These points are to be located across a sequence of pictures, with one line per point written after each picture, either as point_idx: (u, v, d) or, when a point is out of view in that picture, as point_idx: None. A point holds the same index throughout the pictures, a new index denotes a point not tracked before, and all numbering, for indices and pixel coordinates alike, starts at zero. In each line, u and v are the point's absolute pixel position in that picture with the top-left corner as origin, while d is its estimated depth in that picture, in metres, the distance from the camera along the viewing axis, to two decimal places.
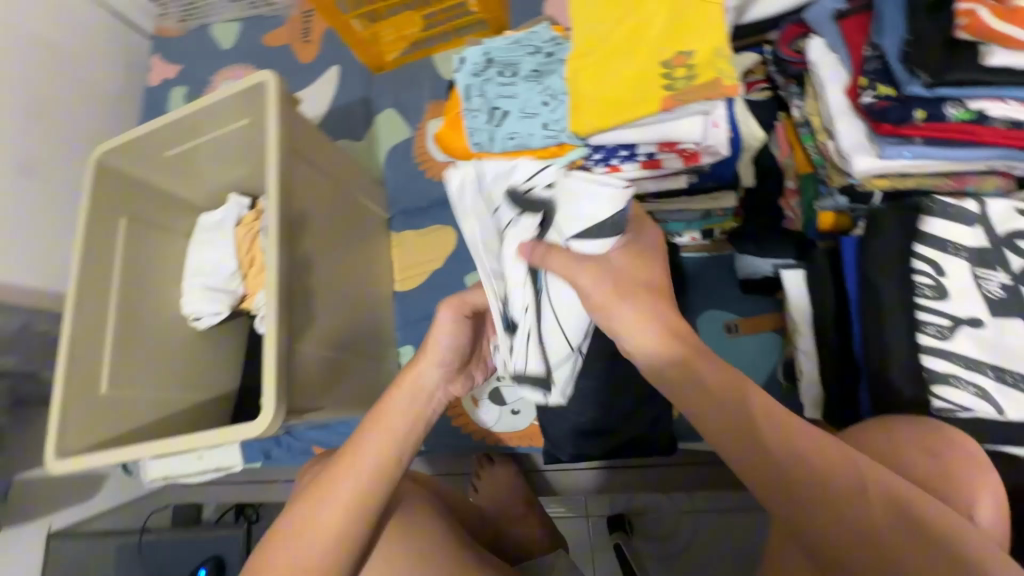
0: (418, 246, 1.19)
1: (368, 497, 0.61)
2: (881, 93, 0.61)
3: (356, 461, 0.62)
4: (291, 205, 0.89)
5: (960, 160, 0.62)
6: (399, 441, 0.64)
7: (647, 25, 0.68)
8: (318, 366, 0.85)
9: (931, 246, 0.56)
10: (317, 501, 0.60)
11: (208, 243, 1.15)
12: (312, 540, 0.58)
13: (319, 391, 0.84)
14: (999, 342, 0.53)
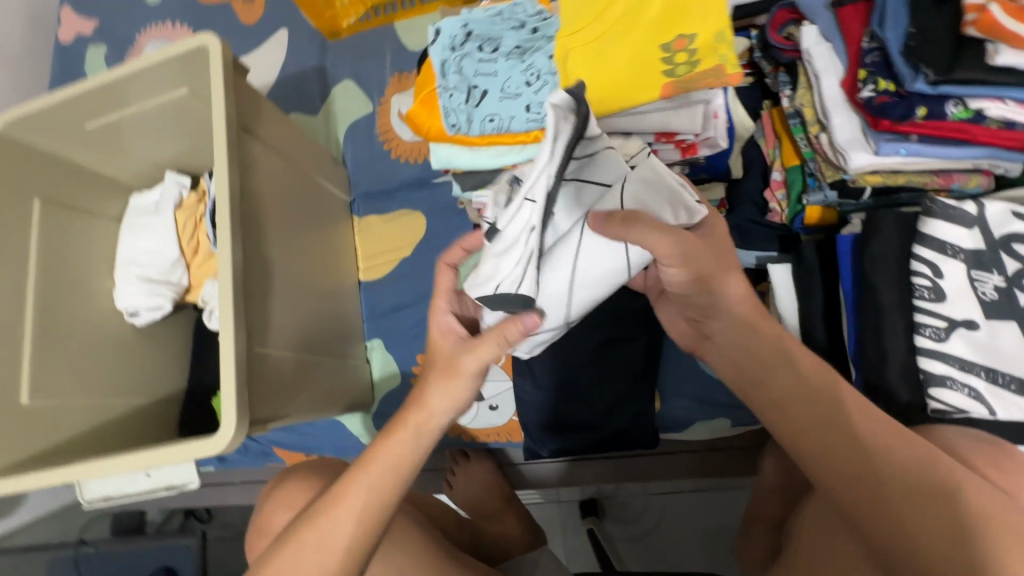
0: (384, 232, 1.11)
1: (358, 545, 0.59)
2: (881, 87, 0.60)
3: (344, 508, 0.60)
4: (245, 191, 0.79)
5: (951, 159, 0.61)
6: (392, 484, 0.62)
7: (645, 5, 0.63)
8: (281, 371, 0.77)
9: (930, 247, 0.55)
10: (306, 550, 0.59)
11: (145, 228, 1.03)
12: (308, 559, 0.58)
13: (284, 397, 0.77)
14: (992, 344, 0.53)
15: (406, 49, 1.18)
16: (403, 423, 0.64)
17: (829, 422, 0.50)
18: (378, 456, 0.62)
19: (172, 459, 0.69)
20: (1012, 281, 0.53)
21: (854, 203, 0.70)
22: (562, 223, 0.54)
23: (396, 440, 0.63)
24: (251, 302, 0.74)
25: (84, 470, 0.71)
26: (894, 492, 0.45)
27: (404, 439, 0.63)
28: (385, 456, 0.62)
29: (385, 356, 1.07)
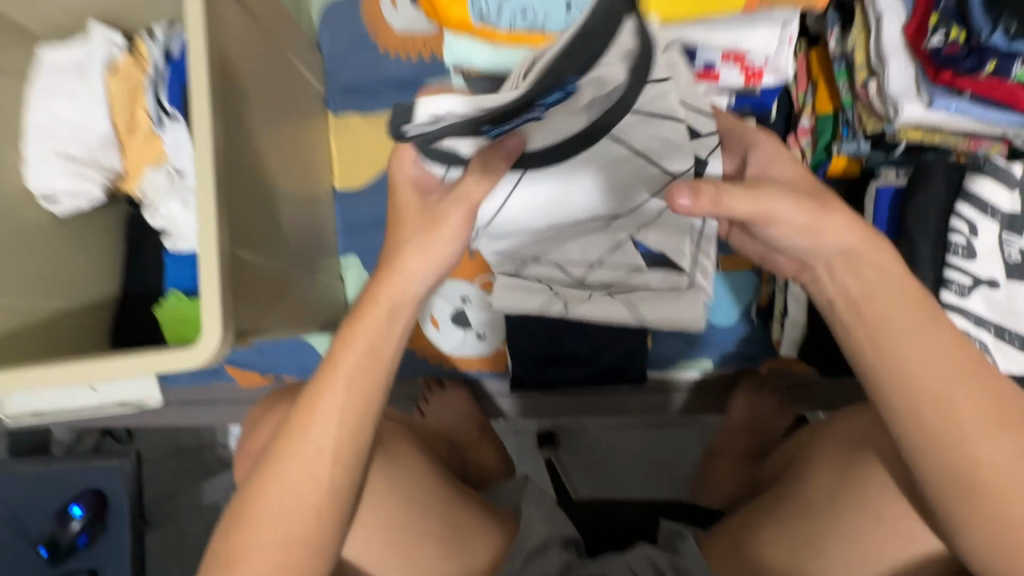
0: (365, 135, 0.98)
1: (350, 452, 0.53)
2: (951, 36, 0.58)
3: (326, 413, 0.52)
4: (219, 55, 0.64)
5: (993, 123, 0.62)
6: (373, 379, 0.54)
7: None
8: (262, 278, 0.67)
9: (974, 206, 0.56)
10: (292, 470, 0.52)
11: (65, 93, 0.82)
12: (288, 471, 0.52)
13: (266, 310, 0.68)
14: (1007, 303, 0.57)
15: None
16: (371, 306, 0.56)
17: (895, 344, 0.50)
18: (352, 351, 0.54)
19: (130, 372, 0.58)
20: None
21: (884, 157, 0.70)
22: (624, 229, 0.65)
23: (367, 325, 0.55)
24: (230, 196, 0.63)
25: (7, 380, 0.59)
26: (956, 419, 0.47)
27: (373, 321, 0.55)
28: (356, 350, 0.54)
29: (361, 274, 0.98)
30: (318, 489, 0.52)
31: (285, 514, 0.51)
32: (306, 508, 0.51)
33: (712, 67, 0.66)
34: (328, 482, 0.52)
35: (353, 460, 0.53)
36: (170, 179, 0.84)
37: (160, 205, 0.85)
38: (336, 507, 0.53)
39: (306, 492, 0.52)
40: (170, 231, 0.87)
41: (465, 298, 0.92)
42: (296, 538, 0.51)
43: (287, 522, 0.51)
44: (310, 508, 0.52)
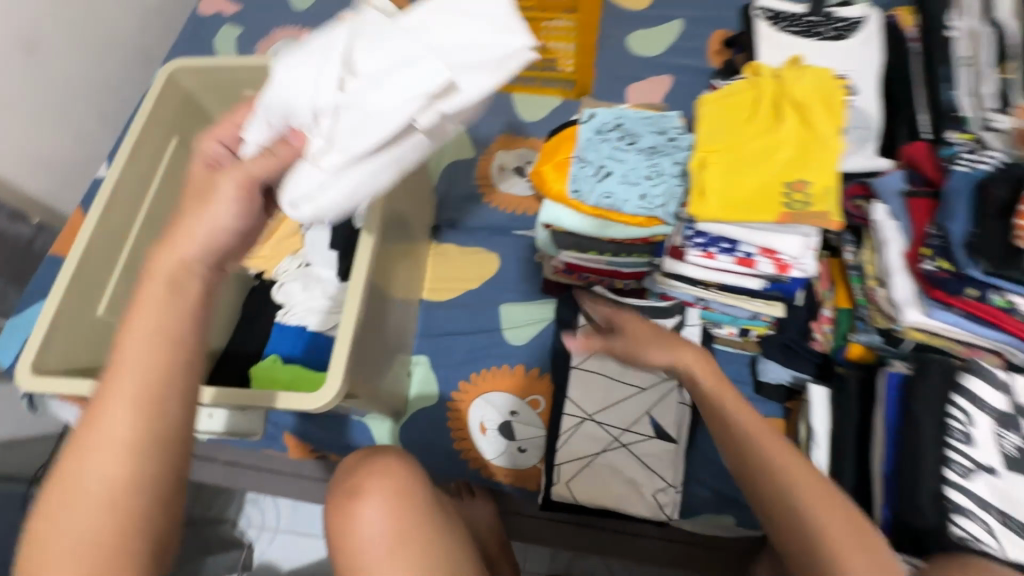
0: (456, 261, 1.20)
1: (143, 429, 0.44)
2: (940, 264, 0.75)
3: (135, 359, 0.45)
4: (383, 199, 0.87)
5: (980, 335, 0.75)
6: (168, 330, 0.47)
7: (741, 145, 0.78)
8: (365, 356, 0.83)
9: (966, 398, 0.67)
10: (86, 456, 0.43)
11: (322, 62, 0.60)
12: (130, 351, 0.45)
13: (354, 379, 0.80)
14: (1008, 492, 0.64)
15: (520, 118, 1.34)
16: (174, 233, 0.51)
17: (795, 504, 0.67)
18: (157, 270, 0.48)
19: (242, 404, 0.72)
20: None
21: (893, 350, 0.83)
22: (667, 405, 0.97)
23: (184, 248, 0.49)
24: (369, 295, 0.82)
25: None
26: None
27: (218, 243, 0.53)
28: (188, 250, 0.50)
29: (427, 372, 1.10)
30: (129, 451, 0.43)
31: (82, 505, 0.43)
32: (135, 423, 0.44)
33: (750, 257, 0.81)
34: (142, 455, 0.44)
35: (150, 379, 0.45)
36: (298, 266, 1.10)
37: (286, 284, 1.09)
38: (160, 494, 0.44)
39: (105, 487, 0.43)
40: (284, 306, 1.09)
41: (515, 409, 1.04)
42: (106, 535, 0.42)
43: (86, 524, 0.42)
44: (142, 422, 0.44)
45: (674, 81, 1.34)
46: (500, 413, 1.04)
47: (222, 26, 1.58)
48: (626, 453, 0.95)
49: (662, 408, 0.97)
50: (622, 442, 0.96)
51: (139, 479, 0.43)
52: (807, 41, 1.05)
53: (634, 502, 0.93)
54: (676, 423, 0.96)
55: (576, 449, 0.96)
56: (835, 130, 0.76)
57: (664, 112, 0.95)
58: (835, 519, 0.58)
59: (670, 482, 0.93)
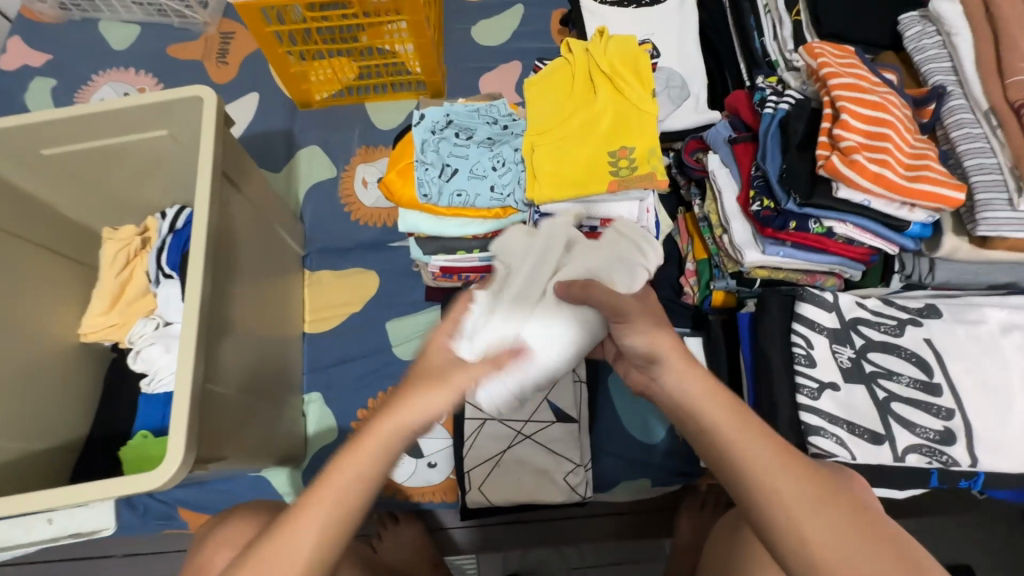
0: (334, 286, 1.15)
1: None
2: (765, 204, 0.79)
3: (314, 516, 0.51)
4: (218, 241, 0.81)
5: (811, 261, 0.81)
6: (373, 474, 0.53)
7: (565, 123, 0.79)
8: (228, 409, 0.77)
9: (803, 324, 0.71)
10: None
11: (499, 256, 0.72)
12: (343, 472, 0.53)
13: (218, 438, 0.74)
14: (853, 403, 0.68)
15: (376, 127, 1.30)
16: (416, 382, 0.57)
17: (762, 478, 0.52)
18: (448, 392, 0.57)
19: (81, 500, 0.63)
20: (860, 353, 0.69)
21: (749, 290, 0.87)
22: (563, 385, 0.96)
23: (410, 416, 0.55)
24: (209, 346, 0.74)
25: None
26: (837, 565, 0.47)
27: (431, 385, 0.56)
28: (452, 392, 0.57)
29: (322, 409, 1.05)
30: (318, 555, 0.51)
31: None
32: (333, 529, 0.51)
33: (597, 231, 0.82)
34: None
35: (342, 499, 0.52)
36: (156, 327, 1.00)
37: (143, 348, 0.98)
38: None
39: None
40: (147, 375, 0.99)
41: None
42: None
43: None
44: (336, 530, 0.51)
45: (523, 66, 1.35)
46: None
47: (33, 80, 1.42)
48: (531, 443, 0.94)
49: (559, 390, 0.96)
50: (526, 434, 0.94)
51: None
52: (627, 8, 1.08)
53: (548, 489, 0.93)
54: (576, 400, 0.96)
55: (483, 451, 0.94)
56: (648, 94, 0.79)
57: (491, 102, 0.96)
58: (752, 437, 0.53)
59: (579, 462, 0.93)
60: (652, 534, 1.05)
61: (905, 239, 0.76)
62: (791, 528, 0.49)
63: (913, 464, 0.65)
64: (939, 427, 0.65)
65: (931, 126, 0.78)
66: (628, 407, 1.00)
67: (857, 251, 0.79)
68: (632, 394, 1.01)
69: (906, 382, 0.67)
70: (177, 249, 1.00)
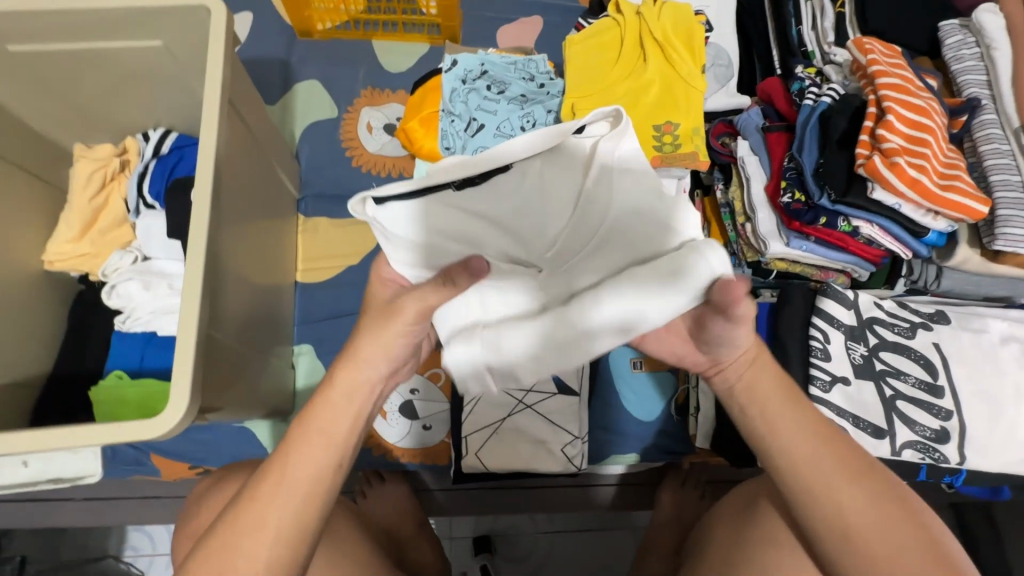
0: (330, 235, 1.08)
1: (301, 524, 0.53)
2: (796, 197, 0.79)
3: (261, 537, 0.51)
4: (223, 173, 0.74)
5: (830, 258, 0.83)
6: (331, 429, 0.55)
7: (610, 90, 0.76)
8: (227, 356, 0.72)
9: (823, 319, 0.72)
10: (228, 556, 0.51)
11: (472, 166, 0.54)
12: (280, 492, 0.53)
13: (216, 386, 0.69)
14: (860, 398, 0.70)
15: (384, 69, 1.21)
16: (331, 394, 0.56)
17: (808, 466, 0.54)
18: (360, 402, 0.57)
19: (74, 445, 0.58)
20: (872, 351, 0.72)
21: (763, 280, 0.89)
22: None
23: (361, 371, 0.56)
24: (212, 289, 0.69)
25: None
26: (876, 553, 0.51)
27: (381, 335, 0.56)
28: (336, 407, 0.56)
29: (313, 363, 1.01)
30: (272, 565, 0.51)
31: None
32: (284, 540, 0.52)
33: None
34: None
35: (290, 512, 0.52)
36: (133, 262, 0.92)
37: (119, 284, 0.90)
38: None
39: None
40: (123, 312, 0.91)
41: (413, 386, 0.98)
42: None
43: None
44: (287, 541, 0.52)
45: (545, 22, 1.28)
46: (398, 393, 0.98)
47: None
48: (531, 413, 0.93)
49: None
50: (527, 403, 0.94)
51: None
52: None
53: (544, 459, 0.93)
54: (578, 374, 0.96)
55: (482, 417, 0.93)
56: (698, 70, 0.76)
57: (531, 56, 0.90)
58: (798, 427, 0.54)
59: (577, 434, 0.94)
60: (633, 506, 1.08)
61: (920, 245, 0.79)
62: (827, 502, 0.53)
63: (907, 458, 0.69)
64: (936, 426, 0.69)
65: (960, 136, 0.79)
66: (626, 383, 1.01)
67: (874, 255, 0.82)
68: (630, 371, 1.01)
69: (912, 382, 0.71)
70: (161, 178, 0.92)
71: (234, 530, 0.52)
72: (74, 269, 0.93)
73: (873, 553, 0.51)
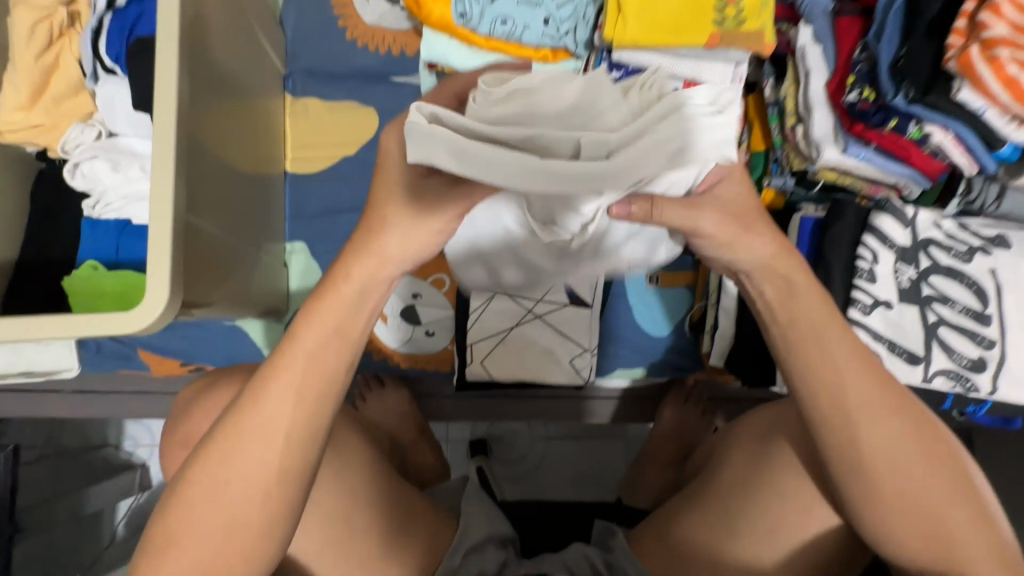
0: (322, 120, 0.96)
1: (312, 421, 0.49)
2: (864, 94, 0.69)
3: (269, 436, 0.48)
4: (193, 26, 0.61)
5: (885, 171, 0.74)
6: (350, 326, 0.51)
7: None
8: (212, 247, 0.64)
9: (876, 236, 0.66)
10: (235, 453, 0.48)
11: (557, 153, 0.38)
12: (288, 392, 0.48)
13: (202, 279, 0.62)
14: (900, 323, 0.66)
15: None
16: (340, 289, 0.50)
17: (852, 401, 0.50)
18: (372, 298, 0.51)
19: (44, 336, 0.52)
20: (922, 275, 0.66)
21: (804, 193, 0.81)
22: None
23: (377, 265, 0.51)
24: (189, 168, 0.59)
25: None
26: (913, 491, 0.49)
27: (410, 216, 0.49)
28: (343, 302, 0.50)
29: (307, 262, 0.94)
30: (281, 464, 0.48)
31: (237, 487, 0.47)
32: (293, 440, 0.48)
33: None
34: (263, 509, 0.48)
35: (300, 412, 0.49)
36: (97, 138, 0.80)
37: (83, 162, 0.79)
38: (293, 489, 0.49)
39: (252, 493, 0.47)
40: (91, 194, 0.81)
41: (416, 292, 0.92)
42: (255, 515, 0.47)
43: (238, 507, 0.47)
44: (296, 442, 0.48)
45: None
46: (399, 298, 0.92)
47: None
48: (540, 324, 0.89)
49: None
50: (536, 314, 0.89)
51: (277, 489, 0.48)
52: None
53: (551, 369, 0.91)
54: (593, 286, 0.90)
55: (489, 326, 0.88)
56: None
57: None
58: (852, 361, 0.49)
59: (587, 347, 0.90)
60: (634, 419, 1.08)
61: (990, 161, 0.69)
62: (865, 428, 0.50)
63: (937, 386, 0.66)
64: (975, 355, 0.65)
65: None
66: (640, 298, 0.96)
67: (934, 168, 0.73)
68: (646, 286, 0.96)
69: (959, 309, 0.66)
70: (120, 36, 0.77)
71: (238, 429, 0.48)
72: (28, 143, 0.81)
73: (885, 479, 0.49)
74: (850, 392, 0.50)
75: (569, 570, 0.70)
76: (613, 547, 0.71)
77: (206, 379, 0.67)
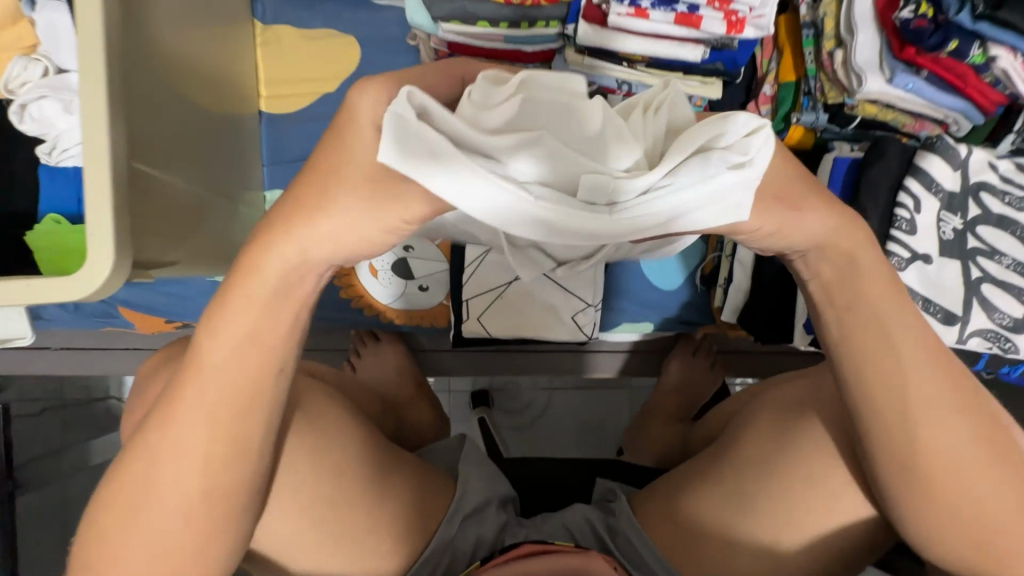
0: (298, 51, 0.86)
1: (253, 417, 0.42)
2: (920, 10, 0.59)
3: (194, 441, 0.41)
4: None
5: (935, 105, 0.64)
6: (279, 315, 0.41)
7: None
8: (172, 200, 0.58)
9: (921, 181, 0.58)
10: (168, 456, 0.41)
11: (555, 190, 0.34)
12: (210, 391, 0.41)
13: (163, 236, 0.56)
14: (939, 279, 0.59)
15: None
16: (259, 270, 0.39)
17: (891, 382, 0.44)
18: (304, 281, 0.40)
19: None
20: (968, 225, 0.59)
21: (837, 131, 0.71)
22: None
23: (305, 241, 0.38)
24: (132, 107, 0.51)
25: None
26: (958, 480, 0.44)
27: (362, 189, 0.36)
28: (265, 287, 0.39)
29: None
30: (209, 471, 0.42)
31: (163, 491, 0.42)
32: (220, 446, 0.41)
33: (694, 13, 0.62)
34: (195, 516, 0.42)
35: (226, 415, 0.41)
36: (44, 75, 0.72)
37: (30, 103, 0.71)
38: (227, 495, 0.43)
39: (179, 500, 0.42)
40: (44, 140, 0.74)
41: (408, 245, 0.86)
42: (199, 520, 0.42)
43: (178, 514, 0.42)
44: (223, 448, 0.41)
45: None
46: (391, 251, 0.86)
47: None
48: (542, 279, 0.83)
49: None
50: None
51: (206, 497, 0.42)
52: None
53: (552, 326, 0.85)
54: None
55: (486, 281, 0.83)
56: None
57: None
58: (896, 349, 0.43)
59: (590, 302, 0.85)
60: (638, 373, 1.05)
61: None
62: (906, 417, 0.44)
63: (971, 347, 0.61)
64: (1018, 314, 0.59)
65: None
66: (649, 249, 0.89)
67: (994, 100, 0.63)
68: None
69: (1007, 264, 0.59)
70: None
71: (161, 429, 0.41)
72: None
73: (931, 475, 0.44)
74: (891, 377, 0.44)
75: (571, 535, 0.72)
76: (616, 512, 0.73)
77: (180, 343, 0.62)
